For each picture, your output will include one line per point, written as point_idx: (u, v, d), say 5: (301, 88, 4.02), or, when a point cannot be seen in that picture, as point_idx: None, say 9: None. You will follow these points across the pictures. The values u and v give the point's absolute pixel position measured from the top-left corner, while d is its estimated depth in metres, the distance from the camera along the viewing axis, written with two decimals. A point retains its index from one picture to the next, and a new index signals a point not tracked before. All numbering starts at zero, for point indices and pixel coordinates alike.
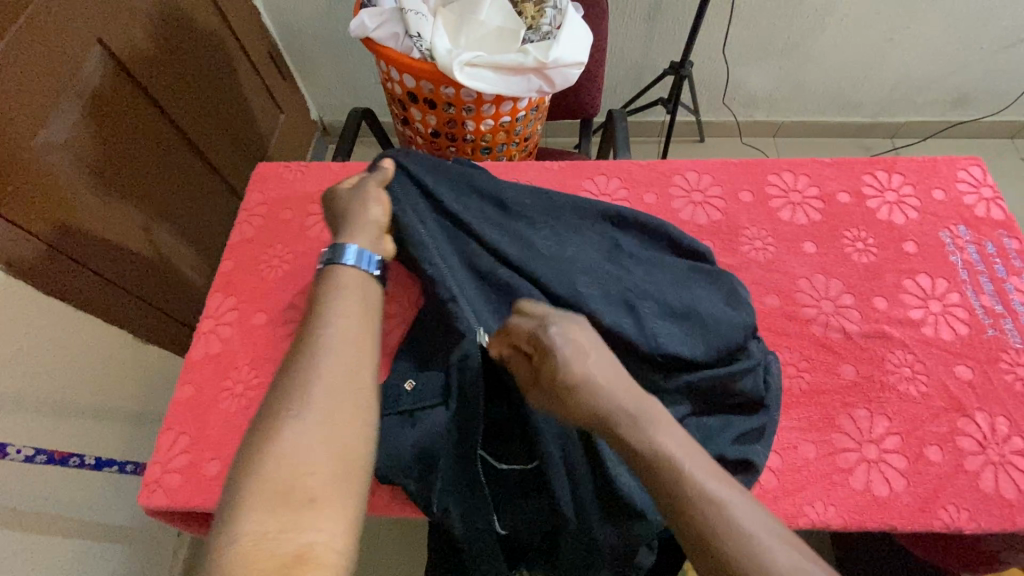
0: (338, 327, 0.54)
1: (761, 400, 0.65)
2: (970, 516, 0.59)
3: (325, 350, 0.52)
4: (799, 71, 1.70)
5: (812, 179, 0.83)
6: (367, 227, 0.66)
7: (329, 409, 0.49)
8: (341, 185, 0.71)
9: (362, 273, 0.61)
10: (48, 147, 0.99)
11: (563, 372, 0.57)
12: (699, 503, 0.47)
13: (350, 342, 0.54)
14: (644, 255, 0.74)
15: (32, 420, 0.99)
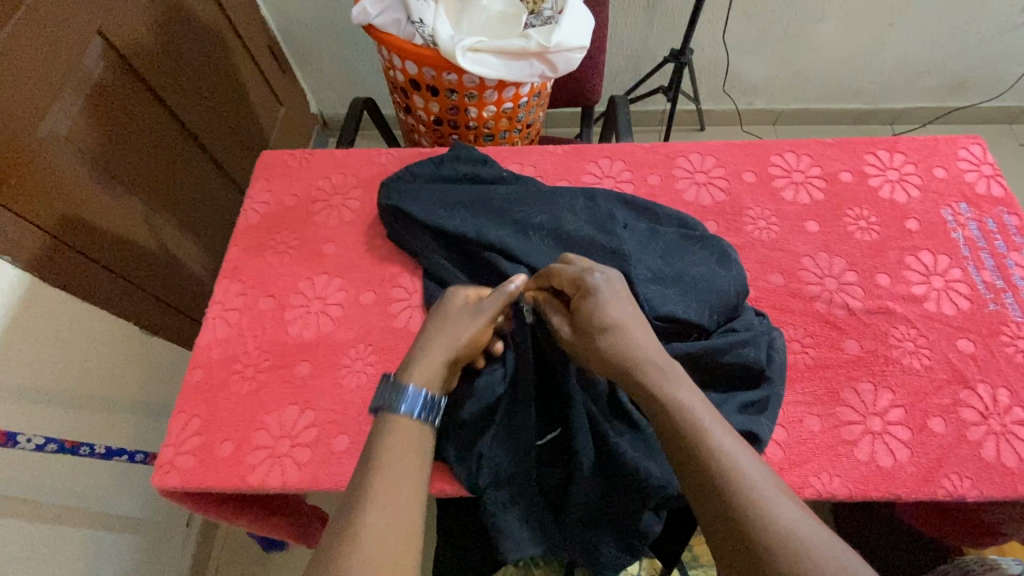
0: (397, 439, 0.55)
1: (765, 375, 0.65)
2: (973, 485, 0.61)
3: (388, 459, 0.53)
4: (798, 58, 1.70)
5: (814, 159, 0.83)
6: (435, 356, 0.60)
7: (386, 530, 0.49)
8: (458, 295, 0.64)
9: (417, 424, 0.56)
10: (51, 139, 0.99)
11: (598, 322, 0.58)
12: (712, 454, 0.49)
13: (405, 454, 0.54)
14: (637, 225, 0.74)
15: (40, 410, 1.00)
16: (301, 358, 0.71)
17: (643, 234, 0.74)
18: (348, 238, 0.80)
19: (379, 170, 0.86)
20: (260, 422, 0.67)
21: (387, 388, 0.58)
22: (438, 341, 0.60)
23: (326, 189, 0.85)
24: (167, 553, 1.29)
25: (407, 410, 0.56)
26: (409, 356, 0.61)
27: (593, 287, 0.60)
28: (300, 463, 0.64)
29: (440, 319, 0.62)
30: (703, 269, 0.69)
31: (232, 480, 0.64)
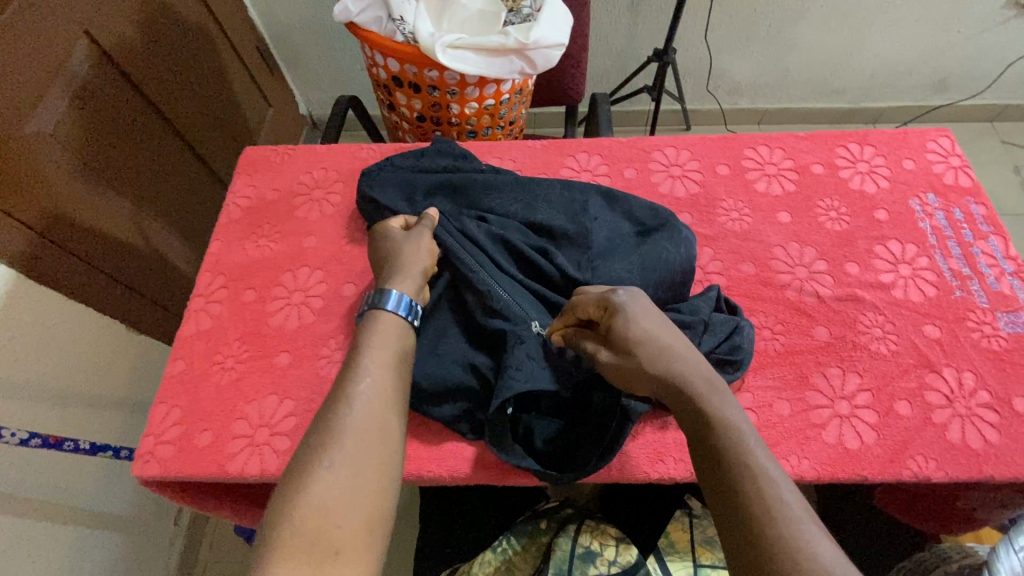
0: (378, 346, 0.59)
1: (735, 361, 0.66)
2: (938, 466, 0.62)
3: (364, 400, 0.54)
4: (781, 58, 1.72)
5: (787, 152, 0.85)
6: (411, 267, 0.66)
7: (358, 462, 0.50)
8: (388, 225, 0.71)
9: (401, 318, 0.62)
10: (37, 136, 1.00)
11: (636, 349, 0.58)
12: (752, 483, 0.48)
13: (381, 394, 0.55)
14: (608, 216, 0.76)
15: (26, 406, 1.00)
16: (281, 349, 0.72)
17: (613, 225, 0.75)
18: (329, 231, 0.81)
19: (360, 165, 0.88)
20: (239, 411, 0.68)
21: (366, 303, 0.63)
22: (397, 261, 0.66)
23: (308, 185, 0.86)
24: (154, 551, 1.29)
25: (390, 307, 0.62)
26: (380, 279, 0.66)
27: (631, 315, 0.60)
28: (279, 451, 0.65)
29: (390, 245, 0.69)
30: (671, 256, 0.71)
31: (211, 469, 0.65)
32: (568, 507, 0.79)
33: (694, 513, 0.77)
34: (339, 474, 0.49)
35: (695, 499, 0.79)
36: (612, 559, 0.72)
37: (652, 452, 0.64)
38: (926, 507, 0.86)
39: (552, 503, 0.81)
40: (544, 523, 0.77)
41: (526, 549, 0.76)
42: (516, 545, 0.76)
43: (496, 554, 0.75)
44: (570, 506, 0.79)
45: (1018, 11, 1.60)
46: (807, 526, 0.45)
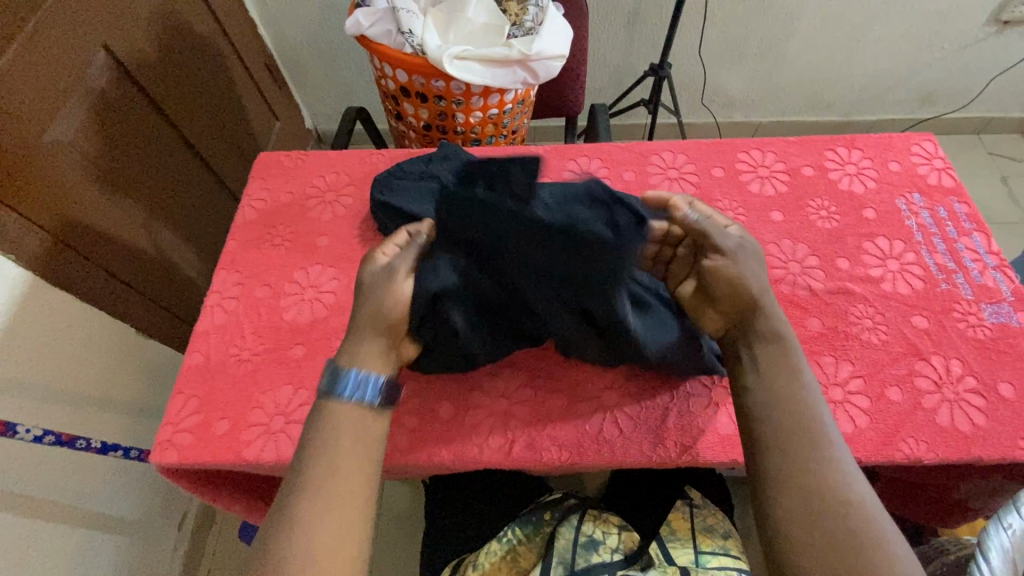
0: (352, 422, 0.60)
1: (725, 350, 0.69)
2: (928, 448, 0.65)
3: (337, 449, 0.58)
4: (772, 73, 1.79)
5: (778, 155, 0.89)
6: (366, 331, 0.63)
7: (330, 511, 0.55)
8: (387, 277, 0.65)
9: (379, 408, 0.61)
10: (56, 144, 1.04)
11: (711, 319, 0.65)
12: (827, 473, 0.54)
13: (354, 445, 0.59)
14: None
15: (36, 406, 1.02)
16: (296, 341, 0.75)
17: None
18: (341, 231, 0.85)
19: (371, 168, 0.91)
20: (256, 401, 0.70)
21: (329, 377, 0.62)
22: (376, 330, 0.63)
23: (321, 188, 0.90)
24: (158, 556, 1.29)
25: (364, 398, 0.61)
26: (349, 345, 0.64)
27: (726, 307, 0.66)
28: (294, 438, 0.68)
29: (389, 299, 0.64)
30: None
31: (228, 456, 0.67)
32: (571, 498, 0.81)
33: (694, 502, 0.81)
34: (310, 515, 0.55)
35: (694, 492, 0.83)
36: (616, 546, 0.74)
37: (653, 435, 0.66)
38: (921, 495, 0.88)
39: (555, 494, 0.83)
40: (548, 514, 0.78)
41: (531, 538, 0.77)
42: (521, 534, 0.77)
43: (501, 544, 0.76)
44: (573, 498, 0.81)
45: (998, 28, 1.67)
46: (864, 506, 0.53)
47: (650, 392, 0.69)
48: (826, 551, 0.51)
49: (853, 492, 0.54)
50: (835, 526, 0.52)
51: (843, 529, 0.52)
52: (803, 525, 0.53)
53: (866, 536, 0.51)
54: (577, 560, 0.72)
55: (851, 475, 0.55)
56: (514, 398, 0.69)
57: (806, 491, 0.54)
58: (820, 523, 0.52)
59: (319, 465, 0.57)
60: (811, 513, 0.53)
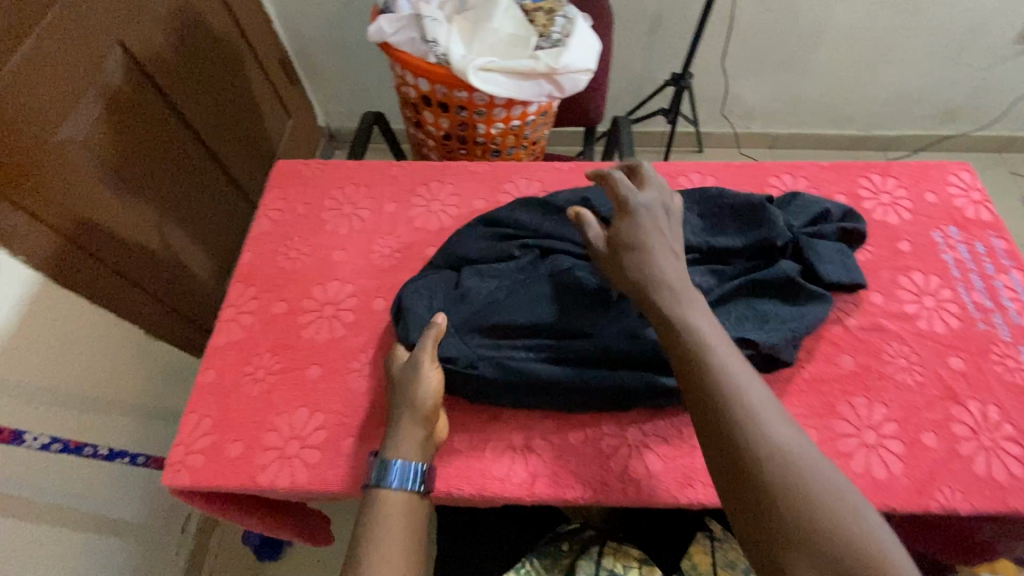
0: (397, 511, 0.58)
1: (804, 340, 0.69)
2: (965, 498, 0.62)
3: (381, 534, 0.57)
4: (794, 85, 1.76)
5: (811, 181, 0.87)
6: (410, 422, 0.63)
7: None
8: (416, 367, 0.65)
9: (411, 495, 0.60)
10: (69, 143, 1.02)
11: (629, 258, 0.65)
12: (722, 384, 0.55)
13: (395, 534, 0.57)
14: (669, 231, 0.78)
15: (42, 409, 1.00)
16: (312, 361, 0.73)
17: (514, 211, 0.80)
18: (360, 246, 0.83)
19: (391, 181, 0.89)
20: (270, 423, 0.68)
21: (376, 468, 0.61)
22: (422, 413, 0.63)
23: (339, 199, 0.87)
24: (160, 560, 1.27)
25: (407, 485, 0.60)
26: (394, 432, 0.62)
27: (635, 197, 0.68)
28: (309, 464, 0.66)
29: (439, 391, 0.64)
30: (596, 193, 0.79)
31: (241, 481, 0.65)
32: (589, 529, 0.79)
33: (715, 535, 0.79)
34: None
35: (715, 524, 0.81)
36: None
37: (678, 473, 0.64)
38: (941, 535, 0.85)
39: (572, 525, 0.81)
40: (565, 545, 0.77)
41: (547, 570, 0.74)
42: (539, 567, 0.75)
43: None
44: (591, 528, 0.79)
45: None
46: (765, 420, 0.53)
47: (678, 430, 0.67)
48: (761, 486, 0.50)
49: (753, 407, 0.54)
50: (749, 450, 0.52)
51: (745, 447, 0.52)
52: (711, 447, 0.54)
53: (780, 454, 0.51)
54: None
55: (748, 384, 0.56)
56: (535, 430, 0.67)
57: (700, 409, 0.56)
58: (740, 444, 0.52)
59: (378, 535, 0.57)
60: (721, 438, 0.53)
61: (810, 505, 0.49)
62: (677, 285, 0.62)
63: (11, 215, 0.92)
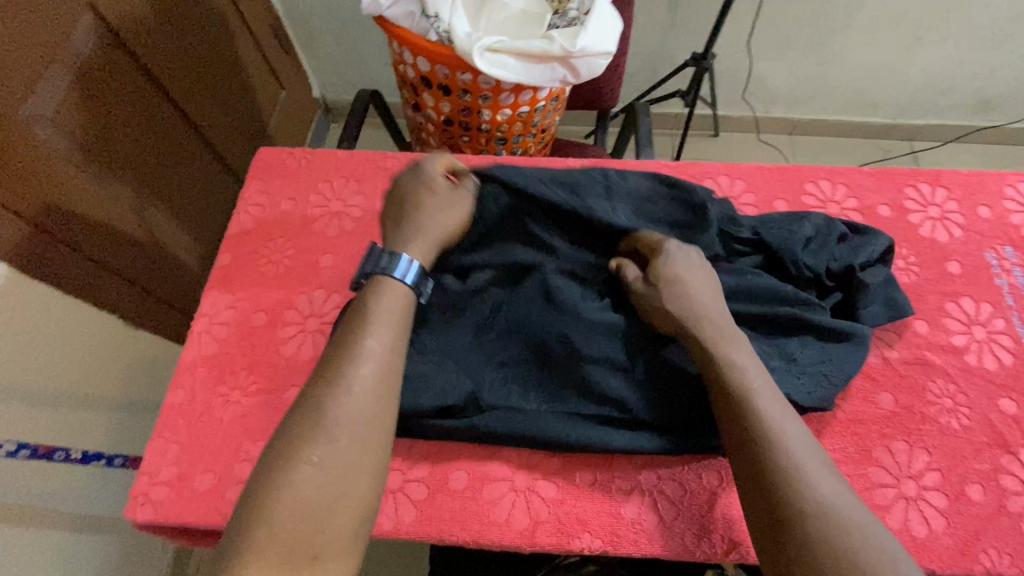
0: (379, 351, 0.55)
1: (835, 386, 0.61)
2: (1013, 562, 0.56)
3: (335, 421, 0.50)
4: (822, 69, 1.63)
5: (851, 189, 0.78)
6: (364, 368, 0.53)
7: (322, 498, 0.46)
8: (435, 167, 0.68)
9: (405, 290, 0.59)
10: (32, 122, 0.92)
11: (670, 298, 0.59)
12: (760, 421, 0.52)
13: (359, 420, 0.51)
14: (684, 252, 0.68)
15: (11, 409, 0.93)
16: (293, 383, 0.66)
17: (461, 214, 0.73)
18: (348, 250, 0.74)
19: (384, 175, 0.80)
20: (245, 452, 0.62)
21: (378, 255, 0.61)
22: (424, 219, 0.64)
23: (327, 195, 0.79)
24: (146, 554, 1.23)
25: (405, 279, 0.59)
26: (398, 233, 0.63)
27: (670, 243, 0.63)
28: None
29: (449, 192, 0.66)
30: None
31: (211, 518, 0.59)
32: (590, 563, 0.73)
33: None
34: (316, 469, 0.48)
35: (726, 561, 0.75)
36: None
37: (696, 525, 0.58)
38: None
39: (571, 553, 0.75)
40: None
41: None
42: None
43: None
44: (591, 562, 0.73)
45: None
46: (804, 460, 0.50)
47: (698, 473, 0.60)
48: (795, 528, 0.46)
49: (794, 450, 0.50)
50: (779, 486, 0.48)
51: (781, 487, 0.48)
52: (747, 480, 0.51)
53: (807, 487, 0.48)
54: None
55: (788, 421, 0.52)
56: (539, 468, 0.61)
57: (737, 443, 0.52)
58: (771, 484, 0.49)
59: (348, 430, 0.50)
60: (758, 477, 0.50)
61: (849, 548, 0.45)
62: (716, 327, 0.58)
63: None
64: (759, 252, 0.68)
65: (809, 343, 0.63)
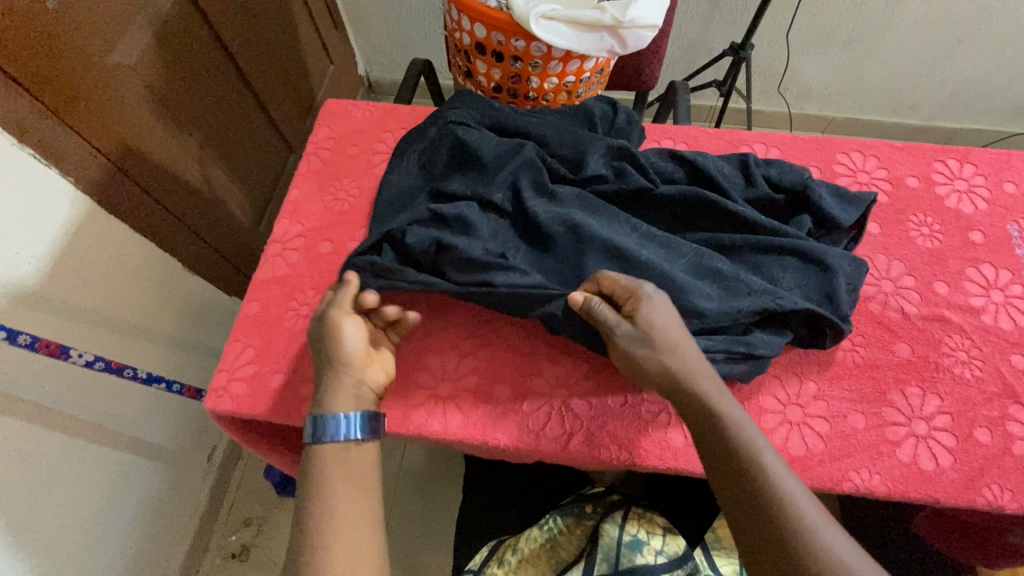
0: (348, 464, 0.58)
1: (845, 332, 0.66)
2: (1013, 497, 0.60)
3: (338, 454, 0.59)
4: (858, 67, 1.65)
5: (881, 161, 0.82)
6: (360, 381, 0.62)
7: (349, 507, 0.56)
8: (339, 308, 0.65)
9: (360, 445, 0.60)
10: (119, 68, 0.99)
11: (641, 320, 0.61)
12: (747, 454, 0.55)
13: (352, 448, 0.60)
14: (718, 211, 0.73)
15: (84, 330, 1.02)
16: None
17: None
18: None
19: None
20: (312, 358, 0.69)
21: (314, 426, 0.59)
22: (354, 364, 0.62)
23: (388, 144, 0.86)
24: (188, 484, 1.31)
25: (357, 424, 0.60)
26: (327, 387, 0.61)
27: (645, 287, 0.63)
28: None
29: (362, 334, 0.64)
30: (612, 139, 0.79)
31: (281, 412, 0.66)
32: (615, 494, 0.77)
33: None
34: (330, 543, 0.54)
35: None
36: (661, 549, 0.69)
37: None
38: (964, 531, 0.83)
39: (598, 488, 0.80)
40: (590, 507, 0.76)
41: (572, 530, 0.75)
42: (562, 524, 0.75)
43: (541, 532, 0.75)
44: (615, 493, 0.78)
45: None
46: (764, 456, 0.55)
47: None
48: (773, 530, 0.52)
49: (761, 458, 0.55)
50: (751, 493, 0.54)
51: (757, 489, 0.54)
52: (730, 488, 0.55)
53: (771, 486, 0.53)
54: (620, 559, 0.69)
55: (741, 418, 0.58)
56: (574, 388, 0.67)
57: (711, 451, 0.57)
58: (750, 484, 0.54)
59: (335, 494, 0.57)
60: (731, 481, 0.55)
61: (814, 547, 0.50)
62: (687, 352, 0.61)
63: (60, 135, 0.91)
64: (766, 187, 0.75)
65: (826, 291, 0.68)
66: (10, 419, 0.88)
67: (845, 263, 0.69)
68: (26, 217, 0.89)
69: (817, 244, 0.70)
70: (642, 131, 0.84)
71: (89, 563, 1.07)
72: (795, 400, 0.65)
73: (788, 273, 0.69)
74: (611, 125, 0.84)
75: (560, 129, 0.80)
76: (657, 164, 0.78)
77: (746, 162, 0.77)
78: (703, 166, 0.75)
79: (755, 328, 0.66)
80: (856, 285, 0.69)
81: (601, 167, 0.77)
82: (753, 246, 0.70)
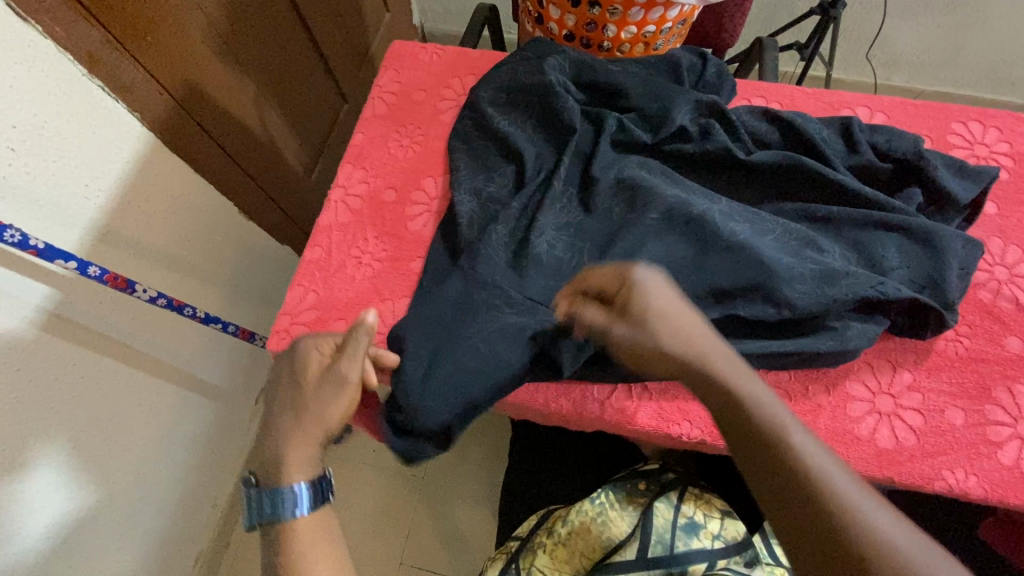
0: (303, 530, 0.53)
1: (950, 323, 0.60)
2: None
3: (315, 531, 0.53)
4: (959, 35, 1.49)
5: (1004, 134, 0.73)
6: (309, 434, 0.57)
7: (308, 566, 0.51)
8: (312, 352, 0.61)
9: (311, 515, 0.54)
10: (186, 2, 0.95)
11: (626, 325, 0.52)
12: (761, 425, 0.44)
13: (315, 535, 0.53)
14: (807, 186, 0.67)
15: (146, 266, 1.04)
16: (418, 255, 0.71)
17: (591, 105, 0.75)
18: None
19: None
20: (374, 308, 0.68)
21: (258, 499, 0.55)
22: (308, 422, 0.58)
23: (456, 90, 0.82)
24: (236, 423, 1.35)
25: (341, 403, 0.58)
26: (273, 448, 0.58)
27: (634, 269, 0.54)
28: None
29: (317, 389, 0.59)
30: (700, 94, 0.73)
31: None
32: (670, 472, 0.74)
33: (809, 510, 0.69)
34: None
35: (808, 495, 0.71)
36: (718, 533, 0.67)
37: None
38: None
39: (651, 465, 0.77)
40: (644, 485, 0.73)
41: (624, 505, 0.72)
42: (613, 499, 0.72)
43: (593, 506, 0.72)
44: (671, 471, 0.75)
45: None
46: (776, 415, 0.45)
47: (804, 386, 0.61)
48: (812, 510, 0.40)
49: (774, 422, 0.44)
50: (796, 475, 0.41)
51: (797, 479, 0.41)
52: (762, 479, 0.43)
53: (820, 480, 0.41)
54: (675, 541, 0.67)
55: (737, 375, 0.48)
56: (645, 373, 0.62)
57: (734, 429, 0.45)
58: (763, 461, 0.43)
59: None
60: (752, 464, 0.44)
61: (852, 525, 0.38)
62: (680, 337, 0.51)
63: (125, 67, 0.88)
64: (871, 155, 0.68)
65: (926, 274, 0.61)
66: (79, 346, 0.91)
67: (959, 244, 0.62)
68: (94, 150, 0.90)
69: (926, 222, 0.63)
70: (733, 86, 0.77)
71: (146, 488, 1.12)
72: (886, 389, 0.60)
73: (891, 256, 0.62)
74: (700, 78, 0.77)
75: (642, 78, 0.74)
76: (750, 123, 0.71)
77: (850, 126, 0.69)
78: (802, 129, 0.68)
79: (849, 316, 0.61)
80: (971, 272, 0.62)
81: (687, 123, 0.71)
82: (847, 226, 0.64)
